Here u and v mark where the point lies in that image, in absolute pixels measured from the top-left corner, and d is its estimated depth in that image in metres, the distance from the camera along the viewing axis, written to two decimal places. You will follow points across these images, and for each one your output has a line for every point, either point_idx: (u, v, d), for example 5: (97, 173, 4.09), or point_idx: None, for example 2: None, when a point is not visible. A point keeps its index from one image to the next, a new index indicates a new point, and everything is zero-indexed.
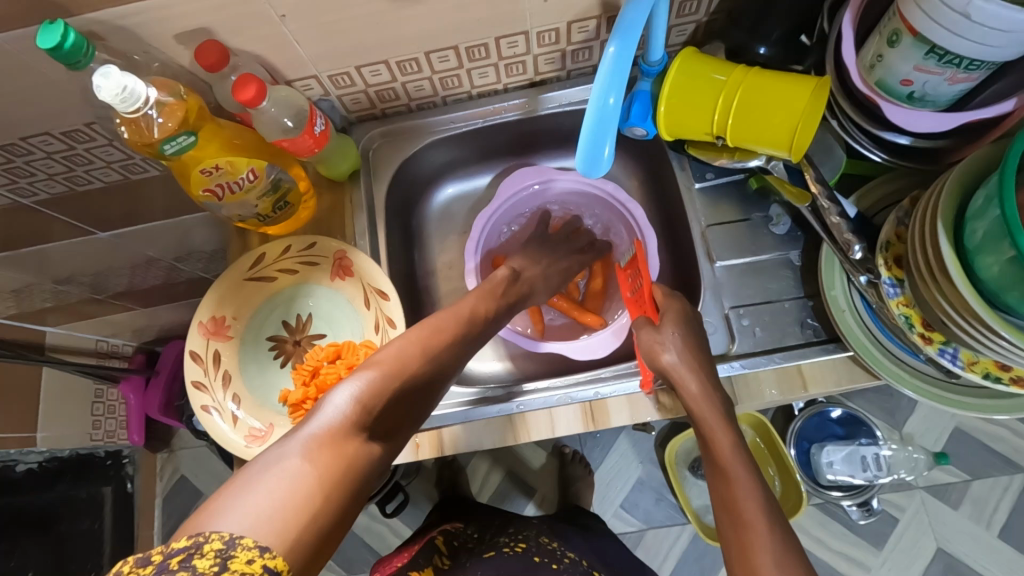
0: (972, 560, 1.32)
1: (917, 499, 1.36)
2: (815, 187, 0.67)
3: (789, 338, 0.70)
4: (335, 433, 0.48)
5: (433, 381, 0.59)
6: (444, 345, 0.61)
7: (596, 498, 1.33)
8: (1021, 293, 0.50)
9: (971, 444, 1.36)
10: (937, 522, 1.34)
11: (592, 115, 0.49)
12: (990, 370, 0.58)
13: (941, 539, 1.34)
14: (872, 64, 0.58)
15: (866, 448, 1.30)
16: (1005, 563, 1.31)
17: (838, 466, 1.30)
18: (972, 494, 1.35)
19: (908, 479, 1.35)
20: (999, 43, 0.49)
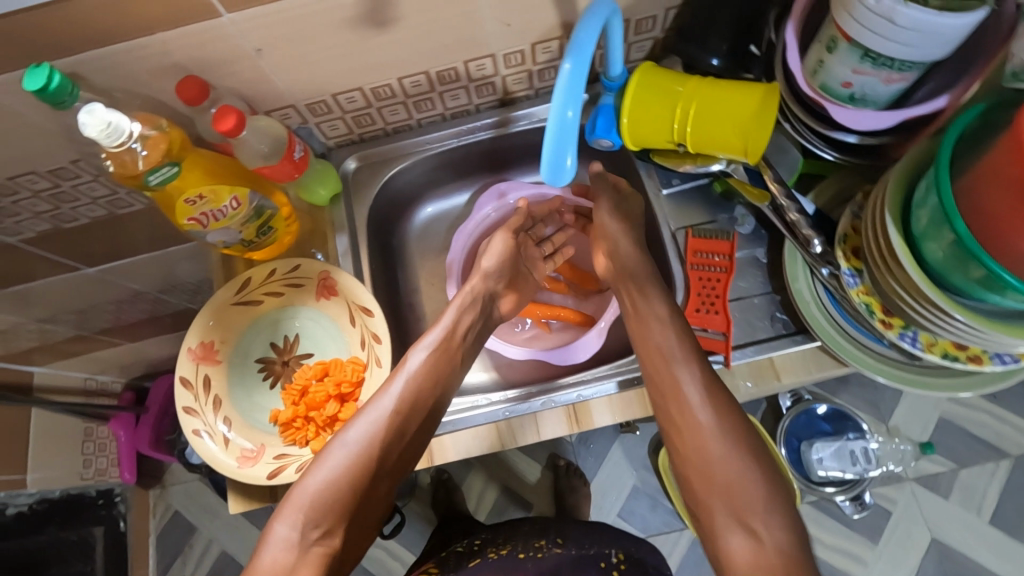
0: (966, 548, 1.34)
1: (907, 490, 1.38)
2: (774, 186, 0.70)
3: (759, 332, 0.72)
4: (276, 566, 0.60)
5: (375, 469, 0.65)
6: (379, 435, 0.66)
7: (594, 509, 1.34)
8: (964, 273, 0.53)
9: (955, 432, 1.39)
10: (929, 512, 1.37)
11: (552, 126, 0.53)
12: (948, 350, 0.61)
13: (934, 529, 1.35)
14: (815, 69, 0.62)
15: (853, 442, 1.33)
16: (999, 550, 1.33)
17: (828, 462, 1.32)
18: (961, 482, 1.37)
19: (897, 471, 1.38)
20: (924, 45, 0.53)
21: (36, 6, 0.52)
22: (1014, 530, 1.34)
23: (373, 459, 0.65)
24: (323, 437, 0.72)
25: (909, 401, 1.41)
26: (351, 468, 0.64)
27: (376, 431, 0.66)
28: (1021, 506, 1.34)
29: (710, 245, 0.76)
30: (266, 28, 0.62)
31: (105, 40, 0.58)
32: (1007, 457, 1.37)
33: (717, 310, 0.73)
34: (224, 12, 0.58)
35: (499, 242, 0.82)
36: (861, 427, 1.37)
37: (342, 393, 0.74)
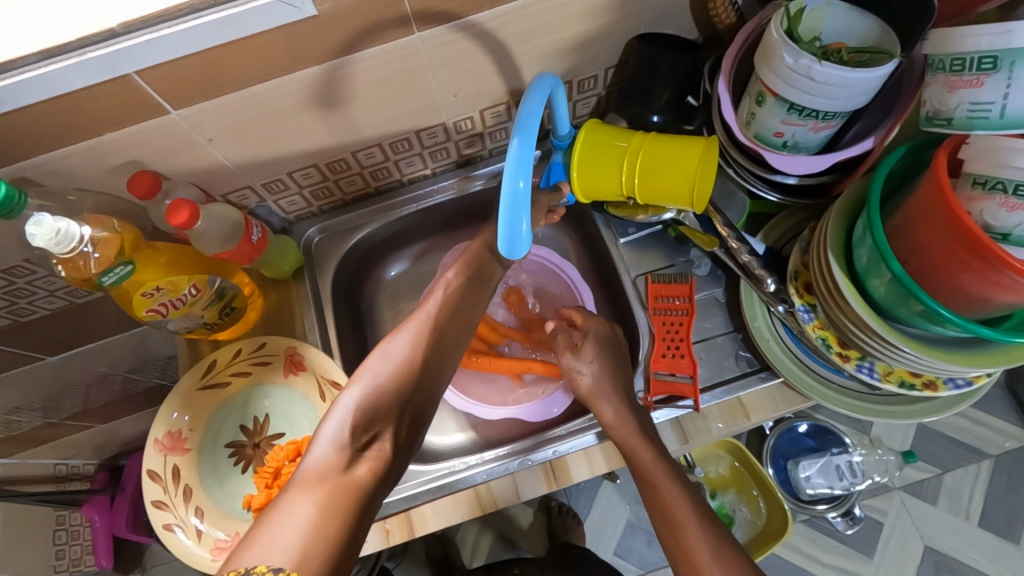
0: (959, 553, 1.35)
1: (896, 500, 1.40)
2: (724, 230, 0.72)
3: (726, 372, 0.73)
4: (324, 470, 0.52)
5: (422, 381, 0.60)
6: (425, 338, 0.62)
7: (593, 537, 1.34)
8: (907, 307, 0.56)
9: (934, 438, 1.43)
10: (919, 520, 1.38)
11: (506, 197, 0.54)
12: (904, 378, 0.63)
13: (926, 537, 1.37)
14: (748, 121, 0.65)
15: (838, 456, 1.34)
16: (991, 553, 1.35)
17: (815, 479, 1.34)
18: (946, 487, 1.40)
19: (883, 482, 1.40)
20: (842, 96, 0.56)
21: None
22: (1003, 530, 1.36)
23: (416, 372, 0.60)
24: None
25: None
26: (399, 372, 0.59)
27: (427, 326, 0.63)
28: (1007, 506, 1.37)
29: (670, 289, 0.77)
30: (216, 120, 0.63)
31: (52, 146, 0.58)
32: (987, 457, 1.40)
33: (683, 353, 0.74)
34: (173, 109, 0.59)
35: (591, 378, 0.71)
36: (844, 441, 1.38)
37: None
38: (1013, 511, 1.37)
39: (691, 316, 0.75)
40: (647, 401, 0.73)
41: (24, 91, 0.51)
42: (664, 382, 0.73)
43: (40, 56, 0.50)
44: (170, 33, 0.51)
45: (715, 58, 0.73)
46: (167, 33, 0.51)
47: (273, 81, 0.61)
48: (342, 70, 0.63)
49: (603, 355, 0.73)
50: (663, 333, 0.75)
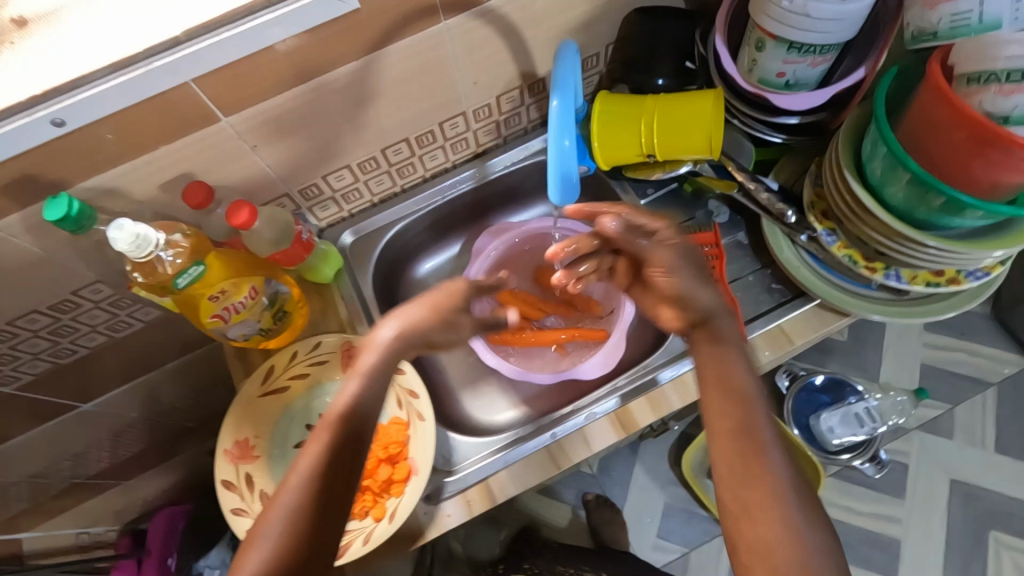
0: (982, 481, 1.45)
1: (915, 441, 1.49)
2: (739, 175, 0.78)
3: (763, 305, 0.78)
4: None
5: (316, 533, 0.50)
6: (319, 475, 0.51)
7: (632, 538, 1.37)
8: (926, 205, 0.61)
9: (941, 376, 1.52)
10: (940, 457, 1.48)
11: (553, 155, 0.59)
12: (929, 279, 0.69)
13: (950, 472, 1.46)
14: (750, 68, 0.72)
15: (855, 405, 1.41)
16: (1011, 476, 1.45)
17: (838, 429, 1.39)
18: (960, 421, 1.50)
19: (902, 424, 1.49)
20: (837, 28, 0.63)
21: (50, 139, 0.55)
22: (1019, 454, 1.46)
23: (307, 526, 0.50)
24: (381, 503, 0.70)
25: (894, 355, 1.54)
26: (291, 535, 0.49)
27: (319, 466, 0.52)
28: (1016, 429, 1.48)
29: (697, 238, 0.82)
30: (261, 125, 0.66)
31: (113, 161, 0.61)
32: (991, 386, 1.51)
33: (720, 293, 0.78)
34: (223, 116, 0.63)
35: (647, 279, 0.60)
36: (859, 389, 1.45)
37: (391, 455, 0.73)
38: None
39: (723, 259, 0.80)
40: None
41: (94, 106, 0.54)
42: None
43: (110, 69, 0.53)
44: (230, 35, 0.55)
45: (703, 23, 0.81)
46: (227, 36, 0.55)
47: (313, 81, 0.65)
48: (373, 66, 0.67)
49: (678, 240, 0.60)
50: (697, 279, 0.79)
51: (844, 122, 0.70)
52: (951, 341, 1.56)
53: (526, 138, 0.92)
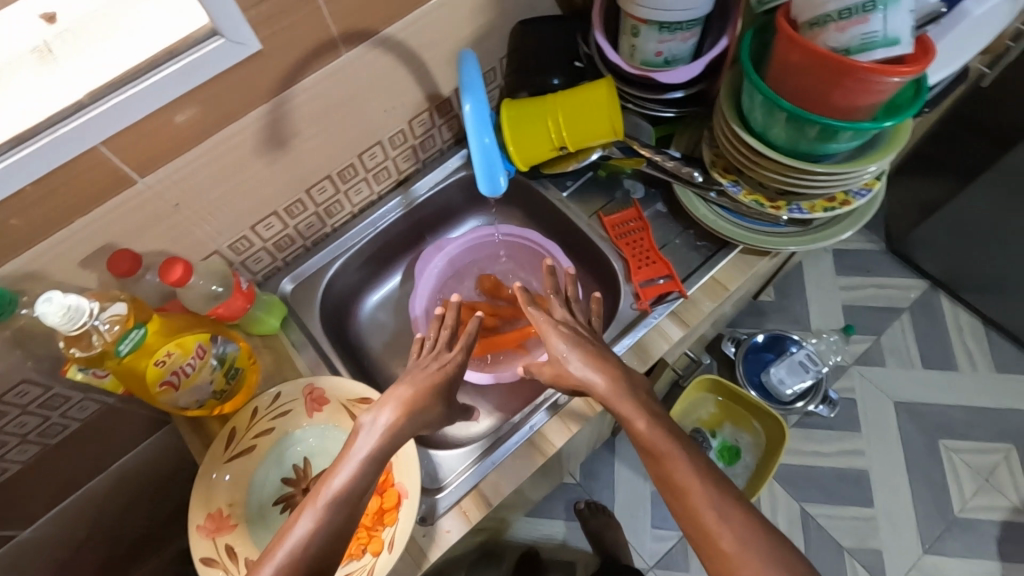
0: (919, 396, 1.60)
1: (856, 375, 1.64)
2: (645, 151, 0.85)
3: (693, 262, 0.84)
4: None
5: None
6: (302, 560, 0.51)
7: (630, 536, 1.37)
8: (807, 136, 0.70)
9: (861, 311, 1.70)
10: (880, 383, 1.62)
11: (478, 155, 0.63)
12: (825, 205, 0.78)
13: (891, 395, 1.61)
14: (631, 53, 0.80)
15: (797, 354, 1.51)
16: (940, 386, 1.61)
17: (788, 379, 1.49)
18: (887, 346, 1.67)
19: (841, 362, 1.64)
20: (695, 5, 0.72)
21: None
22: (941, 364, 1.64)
23: None
24: (377, 536, 0.68)
25: (819, 303, 1.71)
26: None
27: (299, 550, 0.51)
28: (934, 343, 1.67)
29: (621, 216, 0.88)
30: (180, 182, 0.66)
31: (26, 241, 0.58)
32: (904, 310, 1.70)
33: (654, 259, 0.84)
34: (139, 177, 0.62)
35: (566, 362, 0.69)
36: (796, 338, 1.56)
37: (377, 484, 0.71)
38: (940, 346, 1.66)
39: (648, 228, 0.86)
40: (644, 307, 0.81)
41: (3, 182, 0.52)
42: (651, 287, 0.81)
43: (14, 143, 0.52)
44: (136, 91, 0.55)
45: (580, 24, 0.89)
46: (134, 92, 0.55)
47: (226, 128, 0.65)
48: (285, 105, 0.69)
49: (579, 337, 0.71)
50: (629, 252, 0.85)
51: (723, 86, 0.79)
52: (863, 279, 1.76)
53: (444, 159, 0.96)
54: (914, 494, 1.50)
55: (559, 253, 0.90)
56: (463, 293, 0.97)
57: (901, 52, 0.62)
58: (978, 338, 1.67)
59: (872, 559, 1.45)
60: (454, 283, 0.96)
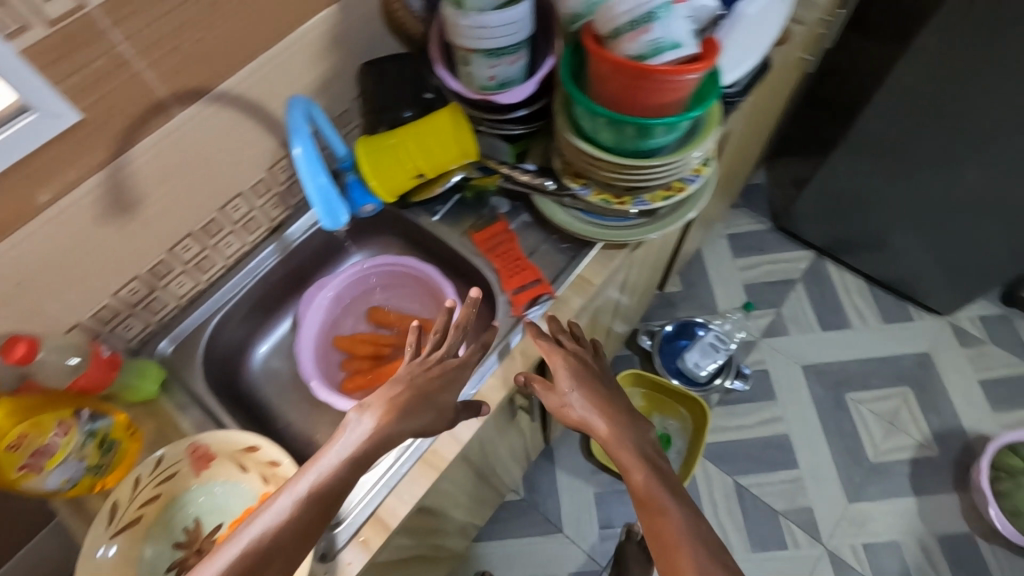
0: (820, 356, 1.87)
1: (765, 347, 1.89)
2: (502, 168, 0.90)
3: (560, 264, 0.89)
4: None
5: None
6: (272, 534, 0.54)
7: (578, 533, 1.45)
8: (628, 136, 0.77)
9: (762, 291, 1.98)
10: (787, 350, 1.88)
11: (315, 196, 0.66)
12: (664, 194, 0.86)
13: (798, 358, 1.87)
14: (469, 80, 0.85)
15: (706, 337, 1.75)
16: (836, 343, 1.88)
17: (700, 360, 1.73)
18: (789, 317, 1.94)
19: (749, 337, 1.90)
20: (513, 31, 0.78)
21: None
22: (834, 325, 1.92)
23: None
24: None
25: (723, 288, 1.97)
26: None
27: (273, 524, 0.55)
28: (826, 308, 1.95)
29: (489, 231, 0.92)
30: (23, 259, 0.65)
31: None
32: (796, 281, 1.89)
33: (523, 267, 0.88)
34: None
35: (578, 407, 0.75)
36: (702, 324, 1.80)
37: None
38: (832, 311, 1.94)
39: (514, 239, 0.91)
40: (519, 313, 0.85)
41: None
42: (522, 293, 0.86)
43: None
44: None
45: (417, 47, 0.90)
46: None
47: (62, 200, 0.65)
48: (125, 169, 0.69)
49: (587, 377, 0.77)
50: (498, 264, 0.89)
51: (555, 98, 0.86)
52: (759, 259, 2.05)
53: None
54: (831, 448, 1.74)
55: (435, 273, 0.93)
56: (355, 327, 0.99)
57: (684, 52, 0.71)
58: (862, 295, 1.96)
59: (806, 516, 1.66)
60: (344, 319, 0.98)
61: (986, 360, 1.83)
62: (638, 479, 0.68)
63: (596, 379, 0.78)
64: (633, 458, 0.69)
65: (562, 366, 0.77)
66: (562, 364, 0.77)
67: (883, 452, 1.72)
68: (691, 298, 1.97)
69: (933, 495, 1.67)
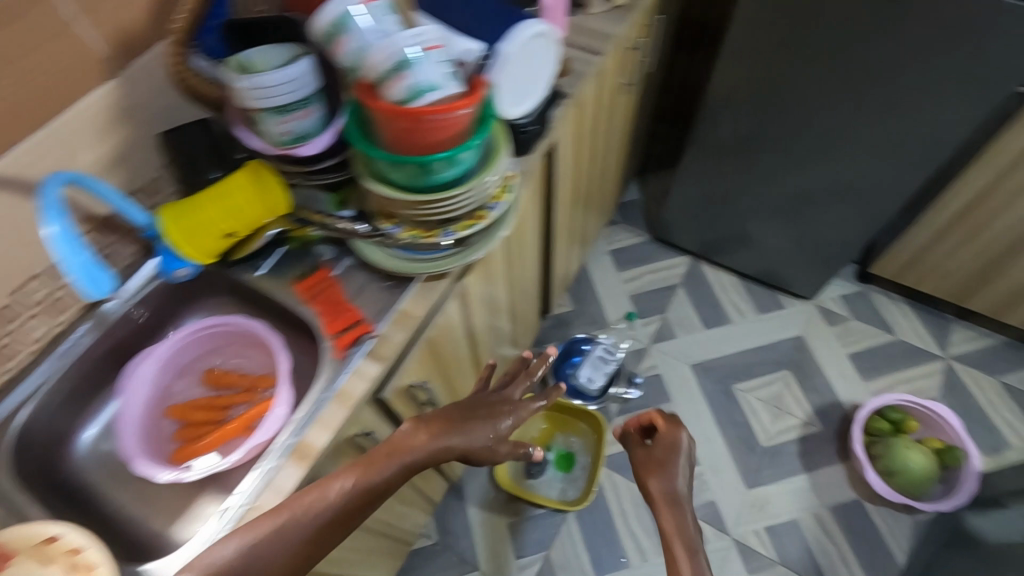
0: (706, 353, 1.97)
1: (656, 352, 1.97)
2: (319, 217, 0.93)
3: (384, 302, 0.91)
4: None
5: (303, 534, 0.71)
6: (347, 501, 0.75)
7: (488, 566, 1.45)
8: (414, 173, 0.82)
9: (648, 299, 2.08)
10: (675, 352, 1.97)
11: (77, 273, 0.74)
12: (469, 224, 0.90)
13: (687, 358, 1.96)
14: (267, 138, 0.87)
15: (595, 350, 1.83)
16: (718, 339, 1.99)
17: (591, 374, 1.80)
18: (674, 320, 2.04)
19: (638, 345, 1.99)
20: (293, 88, 0.82)
21: None
22: (715, 322, 2.03)
23: (302, 527, 0.71)
24: None
25: (609, 302, 2.07)
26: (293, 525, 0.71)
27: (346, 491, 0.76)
28: (706, 307, 2.06)
29: (312, 279, 0.94)
30: None
31: None
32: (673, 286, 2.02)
33: (344, 310, 0.90)
34: None
35: (654, 473, 1.11)
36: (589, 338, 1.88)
37: None
38: (711, 309, 2.06)
39: (337, 284, 0.93)
40: (342, 355, 0.87)
41: None
42: (343, 336, 0.87)
43: None
44: None
45: (211, 104, 0.89)
46: None
47: None
48: None
49: (671, 446, 1.13)
50: (321, 311, 0.91)
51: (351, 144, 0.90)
52: (642, 269, 2.16)
53: (132, 272, 0.96)
54: (726, 439, 1.82)
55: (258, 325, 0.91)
56: (189, 392, 0.96)
57: (442, 92, 0.76)
58: (737, 290, 2.10)
59: (710, 510, 1.72)
60: (176, 384, 0.96)
61: (852, 334, 1.98)
62: (674, 521, 1.03)
63: (671, 448, 1.13)
64: (671, 505, 1.06)
65: (648, 448, 1.16)
66: (659, 439, 1.15)
67: (773, 435, 1.81)
68: (581, 316, 2.04)
69: (822, 470, 1.76)
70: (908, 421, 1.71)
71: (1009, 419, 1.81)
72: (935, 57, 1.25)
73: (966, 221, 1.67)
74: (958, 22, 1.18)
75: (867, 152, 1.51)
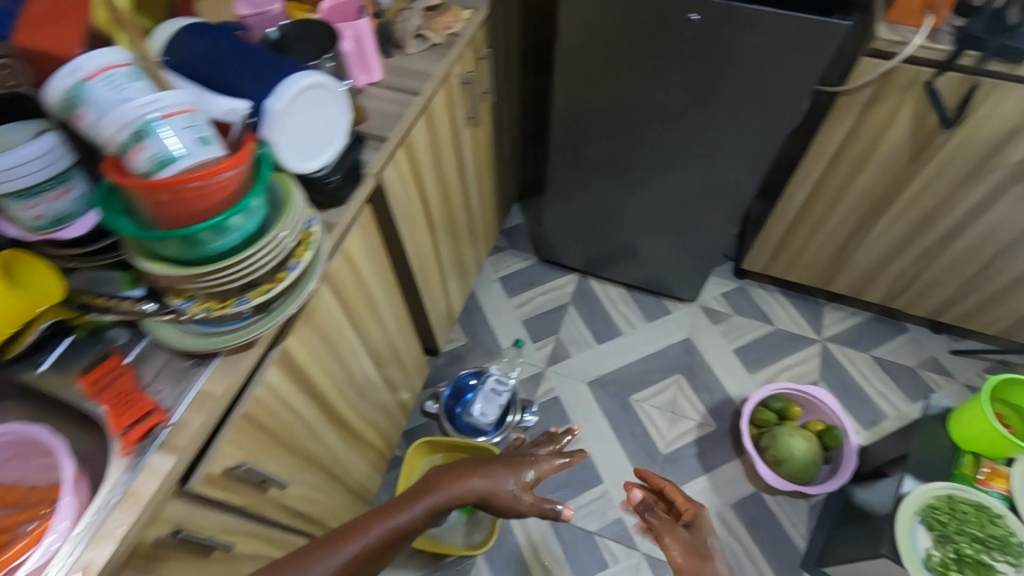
0: (601, 368, 1.97)
1: (552, 374, 1.97)
2: (104, 300, 0.85)
3: (183, 384, 0.84)
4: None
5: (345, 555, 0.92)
6: (390, 531, 0.98)
7: None
8: (179, 246, 0.76)
9: (540, 322, 2.08)
10: (571, 372, 1.97)
11: None
12: (265, 288, 0.85)
13: (583, 376, 1.96)
14: (20, 224, 0.79)
15: (486, 383, 1.79)
16: (611, 352, 2.01)
17: (483, 408, 1.76)
18: (567, 340, 2.04)
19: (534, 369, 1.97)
20: (35, 170, 0.75)
21: None
22: (607, 336, 2.05)
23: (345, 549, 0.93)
24: None
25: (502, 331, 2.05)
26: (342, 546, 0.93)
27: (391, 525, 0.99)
28: (597, 322, 2.08)
29: (100, 370, 0.84)
30: None
31: None
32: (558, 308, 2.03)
33: (134, 400, 0.81)
34: None
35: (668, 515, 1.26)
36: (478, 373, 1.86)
37: None
38: (602, 323, 2.08)
39: (132, 372, 0.85)
40: (128, 453, 0.77)
41: None
42: (133, 431, 0.78)
43: None
44: None
45: None
46: None
47: None
48: None
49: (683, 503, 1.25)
50: (107, 405, 0.81)
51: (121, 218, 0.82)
52: (532, 292, 2.16)
53: None
54: (628, 452, 1.82)
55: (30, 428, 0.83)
56: None
57: (189, 161, 0.71)
58: (625, 301, 2.13)
59: (619, 527, 1.71)
60: None
61: (736, 330, 2.05)
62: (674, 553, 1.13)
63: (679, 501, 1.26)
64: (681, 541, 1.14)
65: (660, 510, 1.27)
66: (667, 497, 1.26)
67: (671, 441, 1.83)
68: (475, 349, 2.01)
69: (720, 468, 1.80)
70: (791, 407, 1.77)
71: (883, 391, 1.92)
72: (743, 69, 1.32)
73: (808, 215, 1.77)
74: (753, 36, 1.25)
75: (709, 160, 1.58)
